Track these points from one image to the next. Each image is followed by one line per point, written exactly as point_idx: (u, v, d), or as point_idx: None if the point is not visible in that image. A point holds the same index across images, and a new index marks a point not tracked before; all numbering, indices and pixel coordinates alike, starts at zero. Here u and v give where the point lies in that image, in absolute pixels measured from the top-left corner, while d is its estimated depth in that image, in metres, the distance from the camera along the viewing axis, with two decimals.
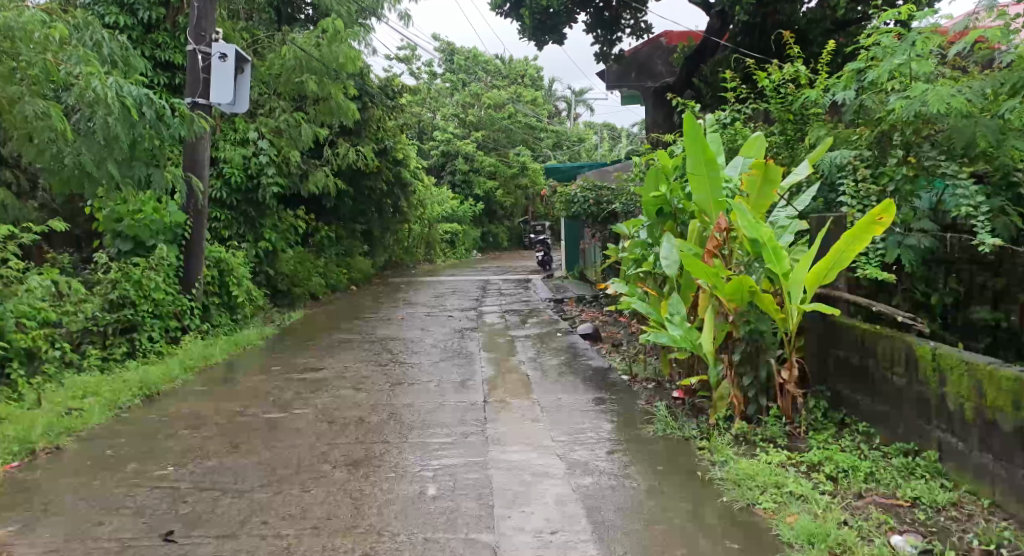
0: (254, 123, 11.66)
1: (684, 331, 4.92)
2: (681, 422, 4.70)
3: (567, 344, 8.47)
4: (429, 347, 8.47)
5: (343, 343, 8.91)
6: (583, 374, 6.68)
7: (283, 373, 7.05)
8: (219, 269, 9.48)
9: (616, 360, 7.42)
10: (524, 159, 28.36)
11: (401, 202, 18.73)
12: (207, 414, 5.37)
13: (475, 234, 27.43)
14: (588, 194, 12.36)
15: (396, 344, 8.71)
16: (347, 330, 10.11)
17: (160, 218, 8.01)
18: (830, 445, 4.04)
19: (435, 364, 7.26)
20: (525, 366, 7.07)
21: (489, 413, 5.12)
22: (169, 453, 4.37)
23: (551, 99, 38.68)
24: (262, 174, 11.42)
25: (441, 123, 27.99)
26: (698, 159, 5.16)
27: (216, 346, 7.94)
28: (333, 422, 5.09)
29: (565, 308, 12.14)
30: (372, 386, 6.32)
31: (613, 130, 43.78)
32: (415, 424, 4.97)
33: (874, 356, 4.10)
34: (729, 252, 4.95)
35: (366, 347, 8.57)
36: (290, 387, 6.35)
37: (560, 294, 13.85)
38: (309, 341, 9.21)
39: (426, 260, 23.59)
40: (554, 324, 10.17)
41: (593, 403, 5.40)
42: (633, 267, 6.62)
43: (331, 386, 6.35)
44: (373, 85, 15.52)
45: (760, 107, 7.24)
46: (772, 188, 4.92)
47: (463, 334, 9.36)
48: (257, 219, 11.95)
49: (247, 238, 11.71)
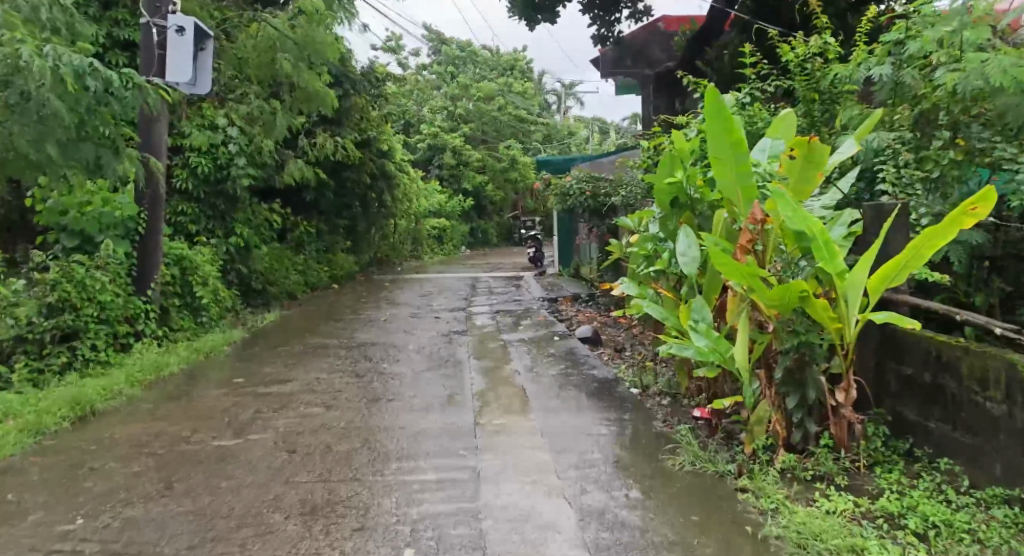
0: (223, 109, 10.88)
1: (712, 342, 4.13)
2: (713, 451, 3.90)
3: (566, 350, 7.69)
4: (412, 353, 7.67)
5: (318, 349, 8.10)
6: (586, 386, 5.89)
7: (245, 386, 6.22)
8: (182, 267, 8.66)
9: (620, 369, 6.65)
10: (514, 153, 27.58)
11: (385, 195, 17.89)
12: (146, 440, 4.54)
13: (463, 229, 26.59)
14: (584, 185, 11.55)
15: (377, 350, 7.90)
16: (325, 334, 9.30)
17: (110, 211, 7.29)
18: (905, 488, 3.29)
19: (419, 374, 6.46)
20: (520, 377, 6.28)
21: (480, 439, 4.32)
22: (84, 497, 3.55)
23: (541, 93, 37.87)
24: (232, 164, 10.66)
25: (428, 115, 27.14)
26: (722, 138, 4.36)
27: (173, 355, 7.23)
28: (295, 451, 4.28)
29: (560, 309, 11.38)
30: (345, 402, 5.51)
31: (603, 124, 43.07)
32: (392, 453, 4.17)
33: (955, 376, 3.35)
34: (764, 248, 4.17)
35: (342, 354, 7.76)
36: (251, 403, 5.53)
37: (553, 294, 13.09)
38: (282, 347, 8.38)
39: (412, 257, 22.75)
40: (549, 327, 9.39)
41: (600, 425, 4.61)
42: (642, 265, 5.83)
43: (298, 402, 5.54)
44: (355, 72, 14.68)
45: (783, 85, 6.49)
46: (816, 171, 4.13)
47: (451, 339, 8.57)
48: (227, 213, 11.12)
49: (217, 233, 10.89)
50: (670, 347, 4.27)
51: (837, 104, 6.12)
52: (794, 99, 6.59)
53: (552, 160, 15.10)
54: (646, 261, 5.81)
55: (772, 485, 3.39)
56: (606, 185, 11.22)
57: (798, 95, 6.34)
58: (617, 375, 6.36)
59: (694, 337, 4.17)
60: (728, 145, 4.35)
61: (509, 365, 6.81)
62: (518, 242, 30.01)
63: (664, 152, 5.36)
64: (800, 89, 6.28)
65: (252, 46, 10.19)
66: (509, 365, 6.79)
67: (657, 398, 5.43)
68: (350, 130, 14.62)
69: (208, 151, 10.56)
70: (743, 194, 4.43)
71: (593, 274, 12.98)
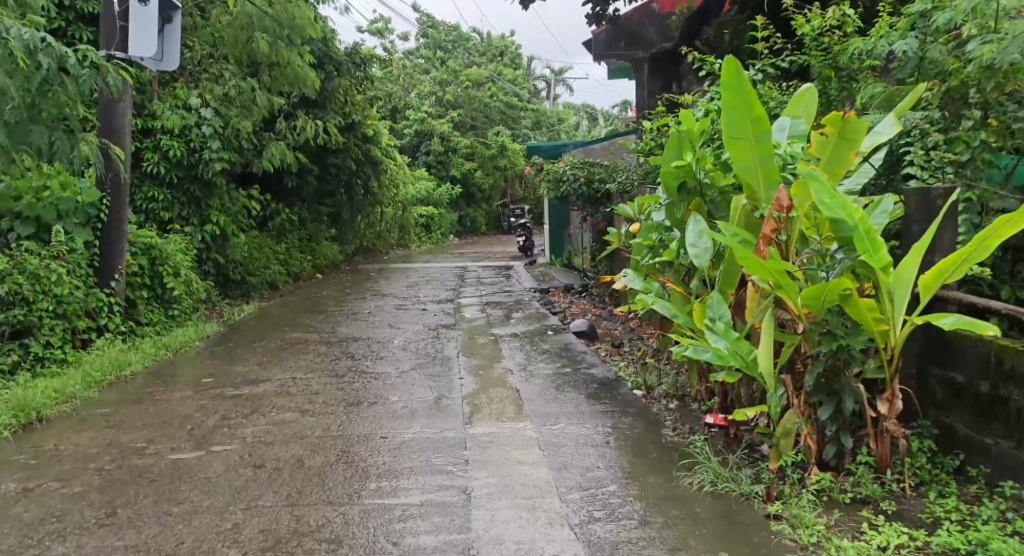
0: (197, 88, 10.50)
1: (731, 344, 3.66)
2: (734, 467, 3.45)
3: (562, 346, 7.22)
4: (397, 349, 7.21)
5: (297, 344, 7.64)
6: (585, 386, 5.45)
7: (215, 386, 5.75)
8: (151, 257, 8.18)
9: (620, 367, 6.22)
10: (503, 139, 27.05)
11: (371, 182, 17.38)
12: (95, 453, 4.07)
13: (452, 218, 26.07)
14: (578, 171, 11.08)
15: (359, 346, 7.44)
16: (306, 328, 8.83)
17: (70, 197, 6.90)
18: (964, 517, 2.86)
19: (403, 373, 6.00)
20: (512, 376, 5.84)
21: (471, 451, 3.88)
22: (9, 527, 3.09)
23: (530, 79, 37.31)
24: (205, 147, 10.35)
25: (416, 101, 26.57)
26: (741, 115, 3.92)
27: (137, 353, 6.79)
28: (262, 466, 3.82)
29: (552, 301, 10.95)
30: (321, 406, 5.05)
31: (594, 111, 42.55)
32: (371, 469, 3.72)
33: (1021, 388, 2.90)
34: (789, 239, 3.72)
35: (323, 350, 7.29)
36: (218, 407, 5.07)
37: (544, 284, 12.66)
38: (259, 342, 7.90)
39: (399, 246, 22.25)
40: (542, 320, 8.95)
41: (603, 434, 4.16)
42: (646, 256, 5.39)
43: (271, 406, 5.07)
44: (339, 53, 14.11)
45: (798, 61, 6.04)
46: (850, 151, 3.69)
47: (438, 333, 8.12)
48: (201, 199, 10.75)
49: (192, 221, 10.63)
50: (683, 350, 3.80)
51: (855, 82, 5.67)
52: (808, 78, 6.15)
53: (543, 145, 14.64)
54: (651, 251, 5.35)
55: (810, 513, 2.95)
56: (601, 171, 10.79)
57: (812, 72, 5.90)
58: (618, 374, 5.92)
59: (711, 339, 3.70)
60: (746, 123, 3.90)
61: (502, 362, 6.36)
62: (508, 230, 29.51)
63: (671, 132, 4.92)
64: (814, 66, 5.82)
65: (227, 22, 9.66)
66: (500, 363, 6.35)
67: (665, 401, 4.98)
68: (333, 114, 14.10)
69: (180, 134, 10.22)
70: (762, 177, 3.98)
71: (586, 264, 12.54)
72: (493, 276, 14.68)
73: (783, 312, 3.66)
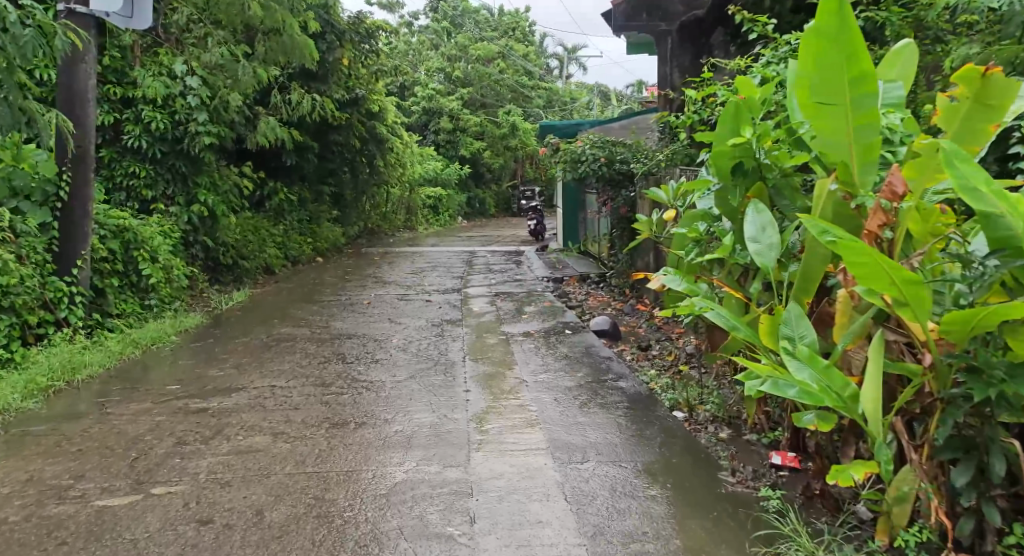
0: (182, 55, 9.76)
1: (820, 375, 2.78)
2: (832, 547, 2.61)
3: (584, 349, 6.36)
4: (395, 350, 6.37)
5: (284, 341, 6.81)
6: (614, 404, 4.60)
7: (179, 396, 4.92)
8: (122, 240, 7.39)
9: (651, 378, 5.37)
10: (515, 118, 26.08)
11: (377, 160, 16.52)
12: (4, 495, 3.24)
13: (461, 199, 25.16)
14: (598, 150, 10.21)
15: (353, 345, 6.60)
16: (297, 321, 7.99)
17: (22, 171, 6.14)
18: None
19: (401, 383, 5.17)
20: (525, 388, 4.99)
21: (478, 509, 3.05)
22: None
23: (544, 57, 36.19)
24: (190, 120, 9.55)
25: (425, 77, 25.59)
26: (835, 74, 3.04)
27: (99, 351, 5.99)
28: (211, 519, 3.00)
29: (567, 293, 10.12)
30: (299, 428, 4.21)
31: (607, 92, 41.46)
32: (346, 528, 2.90)
33: None
34: (898, 237, 2.87)
35: (312, 349, 6.47)
36: (176, 427, 4.23)
37: (557, 273, 11.81)
38: (243, 337, 7.08)
39: (406, 227, 21.39)
40: (557, 315, 8.12)
41: (646, 482, 3.31)
42: (691, 252, 4.48)
43: (239, 426, 4.23)
44: (342, 22, 13.20)
45: (870, 19, 5.15)
46: (987, 120, 2.82)
47: (443, 330, 7.27)
48: (189, 175, 9.97)
49: (177, 200, 9.81)
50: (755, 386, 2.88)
51: (942, 44, 4.74)
52: (881, 40, 5.23)
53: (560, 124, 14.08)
54: (697, 245, 4.49)
55: None
56: (626, 149, 10.19)
57: (889, 34, 4.98)
58: (651, 388, 5.07)
59: (793, 367, 2.82)
60: (841, 83, 3.03)
61: (515, 370, 5.51)
62: (518, 213, 28.58)
63: (727, 102, 4.05)
64: (893, 24, 4.91)
65: None
66: (513, 370, 5.51)
67: (715, 427, 4.12)
68: (335, 88, 13.22)
69: (163, 104, 9.47)
70: (857, 156, 3.10)
71: (603, 252, 11.70)
72: (504, 262, 13.82)
73: (893, 334, 2.79)
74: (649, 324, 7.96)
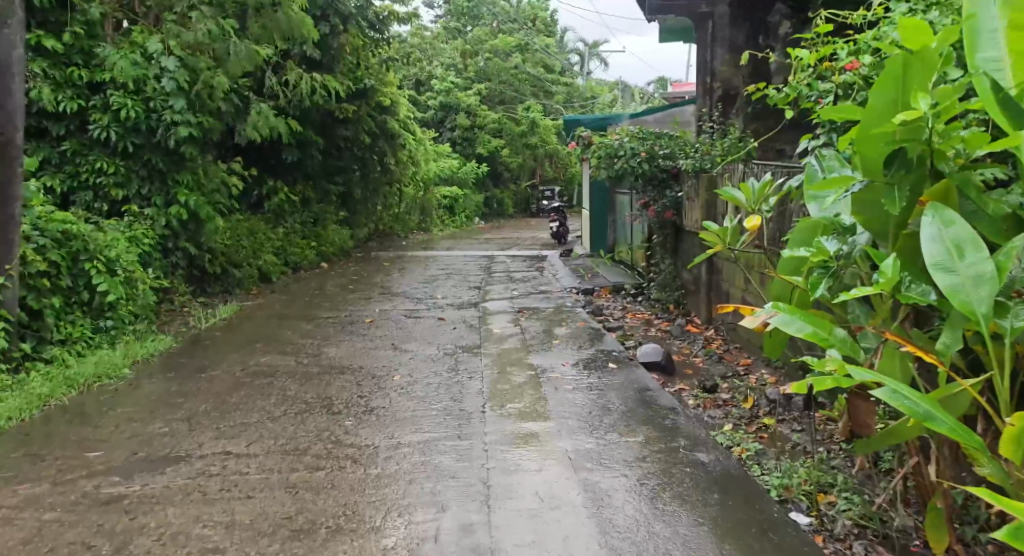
0: (158, 32, 8.41)
1: None
2: None
3: (637, 394, 5.00)
4: (396, 393, 5.04)
5: (260, 377, 5.48)
6: (700, 496, 3.27)
7: (94, 471, 3.59)
8: (69, 249, 6.12)
9: (736, 446, 4.03)
10: (536, 114, 24.66)
11: (388, 158, 15.23)
12: None
13: (478, 199, 23.74)
14: (637, 144, 8.85)
15: (345, 384, 5.28)
16: (282, 347, 6.66)
17: None
18: None
19: (399, 453, 3.83)
20: (571, 466, 3.64)
21: None
22: None
23: (564, 51, 34.78)
24: (166, 107, 8.21)
25: (440, 70, 24.21)
26: None
27: (16, 397, 4.69)
28: None
29: (601, 310, 8.80)
30: (245, 541, 2.85)
31: (629, 89, 39.99)
32: None
33: None
34: None
35: (292, 390, 5.13)
36: (65, 535, 2.90)
37: (587, 284, 10.50)
38: (211, 370, 5.74)
39: (420, 229, 20.02)
40: (596, 341, 6.79)
41: None
42: (824, 283, 3.09)
43: (157, 533, 2.91)
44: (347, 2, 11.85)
45: None
46: None
47: (457, 361, 5.94)
48: (168, 172, 8.61)
49: (154, 201, 8.47)
50: None
51: None
52: None
53: (591, 119, 12.83)
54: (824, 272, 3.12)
55: None
56: (671, 143, 8.80)
57: None
58: (742, 461, 3.73)
59: None
60: None
61: (553, 430, 4.18)
62: (539, 214, 27.18)
63: (890, 58, 2.68)
64: None
65: None
66: (549, 430, 4.20)
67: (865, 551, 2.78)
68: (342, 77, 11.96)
69: (135, 90, 8.14)
70: None
71: (639, 260, 10.36)
72: (525, 269, 12.48)
73: None
74: (706, 354, 6.60)
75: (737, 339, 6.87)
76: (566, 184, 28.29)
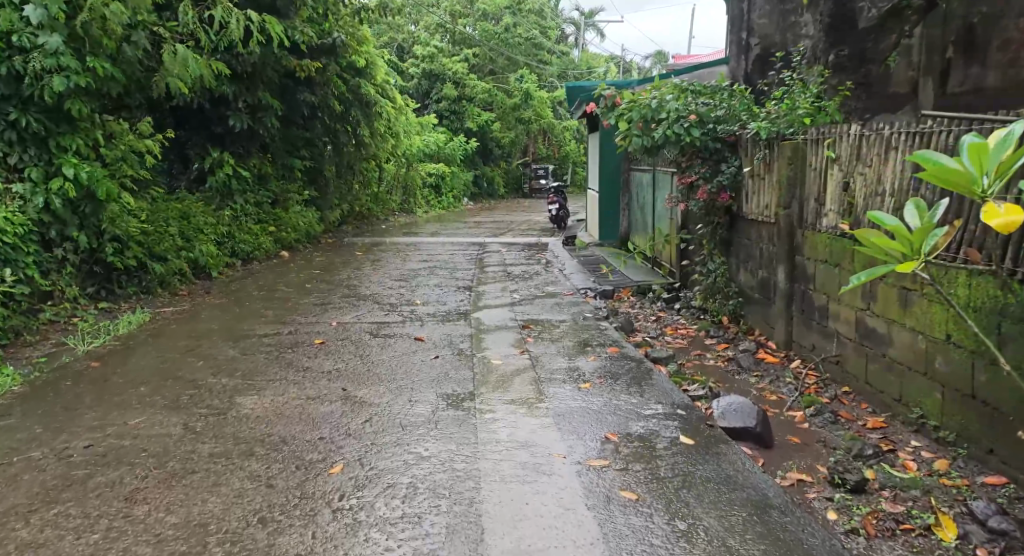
0: None
1: None
2: None
3: (748, 516, 2.88)
4: (328, 512, 2.87)
5: (106, 469, 3.27)
6: None
7: None
8: None
9: None
10: (530, 84, 22.32)
11: (363, 128, 12.96)
12: None
13: (467, 178, 21.42)
14: (680, 104, 6.66)
15: (244, 487, 3.08)
16: (179, 393, 4.46)
17: None
18: None
19: None
20: None
21: None
22: None
23: (559, 19, 32.13)
24: (36, 46, 5.91)
25: (423, 34, 21.82)
26: None
27: None
28: None
29: (633, 323, 6.65)
30: None
31: (626, 64, 37.53)
32: None
33: None
34: None
35: (145, 506, 2.92)
36: None
37: (605, 282, 8.33)
38: (36, 449, 3.54)
39: (403, 210, 17.71)
40: (642, 382, 4.63)
41: None
42: None
43: None
44: None
45: None
46: None
47: (438, 427, 3.76)
48: (48, 135, 6.30)
49: (25, 173, 6.13)
50: None
51: None
52: None
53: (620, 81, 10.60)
54: None
55: None
56: (727, 101, 6.64)
57: None
58: None
59: None
60: None
61: None
62: (534, 194, 24.88)
63: None
64: None
65: None
66: None
67: None
68: (299, 25, 9.72)
69: None
70: None
71: (672, 254, 8.20)
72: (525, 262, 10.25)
73: None
74: (811, 408, 4.45)
75: (846, 381, 4.74)
76: (561, 162, 25.90)
